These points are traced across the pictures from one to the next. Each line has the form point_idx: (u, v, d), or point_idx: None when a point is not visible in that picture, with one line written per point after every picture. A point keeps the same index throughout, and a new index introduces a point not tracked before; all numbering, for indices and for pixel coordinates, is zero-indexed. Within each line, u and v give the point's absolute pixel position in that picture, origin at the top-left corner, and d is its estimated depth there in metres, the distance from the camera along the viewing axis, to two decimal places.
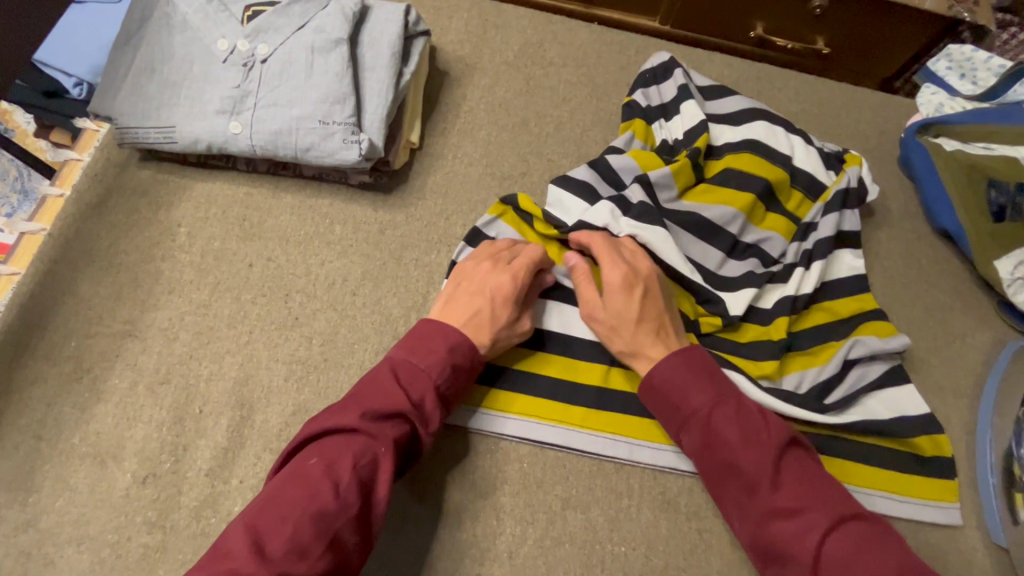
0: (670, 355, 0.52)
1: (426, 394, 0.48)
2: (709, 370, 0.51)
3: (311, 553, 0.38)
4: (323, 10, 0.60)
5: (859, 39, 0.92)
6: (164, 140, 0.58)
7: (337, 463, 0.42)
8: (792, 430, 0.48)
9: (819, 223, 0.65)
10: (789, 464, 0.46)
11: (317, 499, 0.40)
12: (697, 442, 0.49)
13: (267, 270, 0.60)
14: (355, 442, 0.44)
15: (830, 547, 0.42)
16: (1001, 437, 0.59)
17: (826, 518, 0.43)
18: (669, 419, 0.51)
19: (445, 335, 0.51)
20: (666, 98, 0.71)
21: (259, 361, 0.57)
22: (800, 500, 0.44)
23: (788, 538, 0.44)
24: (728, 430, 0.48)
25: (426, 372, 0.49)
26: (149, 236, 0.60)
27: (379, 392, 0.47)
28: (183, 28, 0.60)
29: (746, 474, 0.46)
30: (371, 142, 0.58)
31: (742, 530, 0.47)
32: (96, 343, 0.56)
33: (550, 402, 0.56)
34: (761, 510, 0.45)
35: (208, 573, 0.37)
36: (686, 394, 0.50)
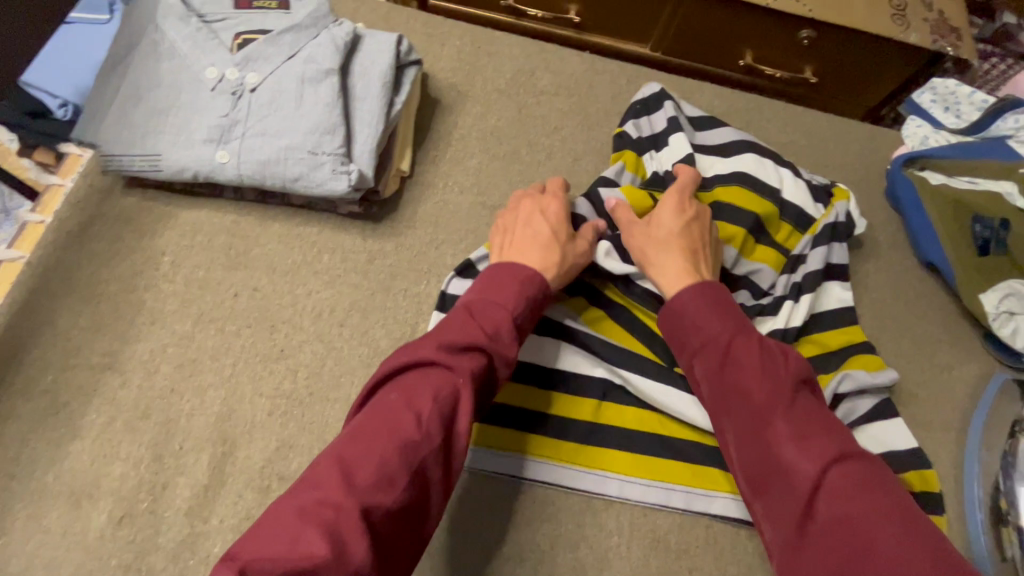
0: (697, 286, 0.53)
1: (500, 326, 0.48)
2: (732, 307, 0.51)
3: (397, 482, 0.38)
4: (314, 40, 0.59)
5: (845, 70, 0.93)
6: (149, 168, 0.57)
7: (417, 397, 0.42)
8: (810, 372, 0.48)
9: (808, 256, 0.66)
10: (802, 400, 0.45)
11: (399, 430, 0.40)
12: (712, 366, 0.49)
13: (252, 301, 0.59)
14: (435, 375, 0.44)
15: (830, 476, 0.41)
16: (988, 472, 0.59)
17: (831, 449, 0.42)
18: (684, 344, 0.51)
19: (516, 270, 0.52)
20: (657, 129, 0.71)
21: (243, 395, 0.55)
22: (810, 430, 0.43)
23: (788, 462, 0.42)
24: (745, 356, 0.47)
25: (503, 307, 0.50)
26: (132, 265, 0.59)
27: (458, 326, 0.47)
28: (171, 55, 0.59)
29: (756, 397, 0.45)
30: (361, 173, 0.57)
31: (741, 454, 0.45)
32: (74, 377, 0.54)
33: (538, 438, 0.56)
34: (766, 431, 0.44)
35: (303, 500, 0.36)
36: (708, 321, 0.50)
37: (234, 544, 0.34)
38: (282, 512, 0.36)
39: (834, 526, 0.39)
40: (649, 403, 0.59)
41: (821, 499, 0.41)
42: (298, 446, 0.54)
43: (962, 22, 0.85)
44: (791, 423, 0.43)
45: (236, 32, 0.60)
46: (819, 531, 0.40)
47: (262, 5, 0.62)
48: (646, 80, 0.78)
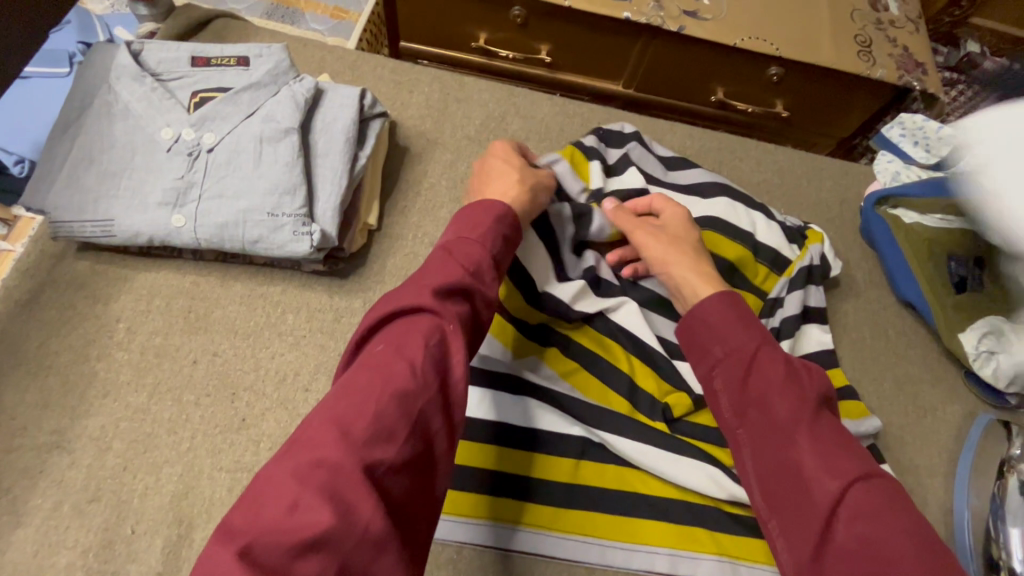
0: (723, 298, 0.51)
1: (480, 265, 0.47)
2: (754, 318, 0.50)
3: (398, 434, 0.34)
4: (274, 97, 0.58)
5: (816, 104, 0.94)
6: (102, 234, 0.55)
7: (407, 345, 0.38)
8: (831, 393, 0.47)
9: (785, 300, 0.65)
10: (823, 418, 0.44)
11: (392, 378, 0.36)
12: (738, 376, 0.46)
13: (212, 367, 0.57)
14: (425, 320, 0.40)
15: (852, 496, 0.39)
16: (979, 519, 0.58)
17: (852, 469, 0.40)
18: (705, 354, 0.50)
19: (488, 210, 0.52)
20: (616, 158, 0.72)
21: (200, 470, 0.52)
22: (836, 447, 0.42)
23: (810, 476, 0.41)
24: (771, 369, 0.46)
25: (478, 245, 0.48)
26: (85, 333, 0.56)
27: (439, 268, 0.45)
28: (125, 116, 0.57)
29: (777, 413, 0.44)
30: (323, 233, 0.55)
31: (757, 465, 0.44)
32: (19, 458, 0.51)
33: (515, 503, 0.53)
34: (789, 444, 0.42)
35: (298, 465, 0.32)
36: (737, 332, 0.48)
37: (222, 521, 0.30)
38: (274, 479, 0.31)
39: (852, 546, 0.38)
40: (629, 461, 0.57)
41: (840, 518, 0.39)
42: None
43: (926, 57, 0.86)
44: (816, 439, 0.42)
45: (194, 90, 0.59)
46: (834, 553, 0.39)
47: (220, 63, 0.61)
48: (617, 122, 0.78)
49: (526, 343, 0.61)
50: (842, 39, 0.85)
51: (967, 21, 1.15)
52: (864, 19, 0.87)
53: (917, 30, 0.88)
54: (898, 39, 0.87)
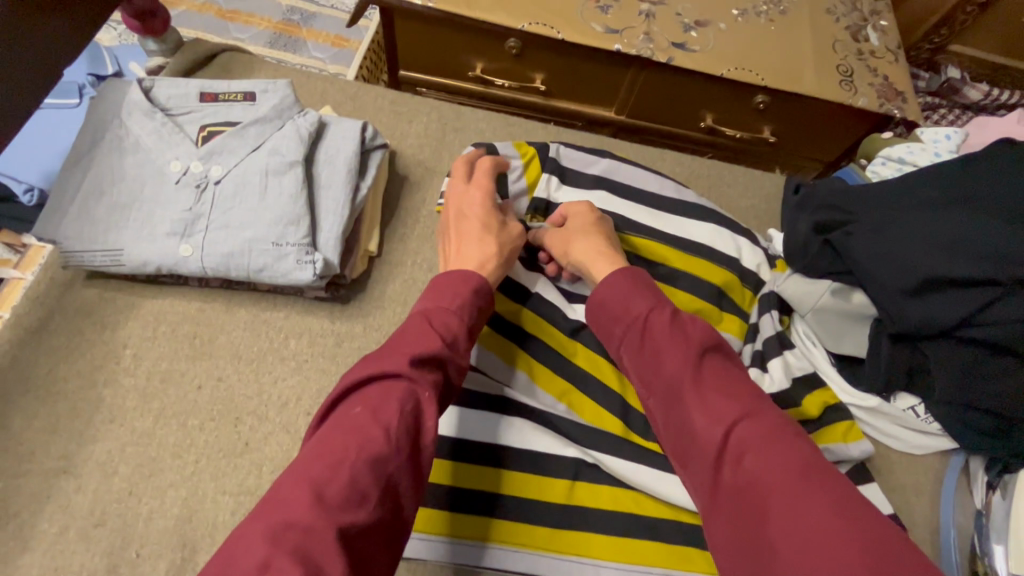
0: (617, 272, 0.55)
1: (456, 335, 0.49)
2: (649, 285, 0.54)
3: (369, 497, 0.37)
4: (279, 132, 0.61)
5: (801, 130, 0.98)
6: (111, 263, 0.57)
7: (382, 410, 0.41)
8: (721, 340, 0.49)
9: (764, 324, 0.68)
10: (710, 366, 0.46)
11: (366, 444, 0.39)
12: (635, 347, 0.50)
13: (217, 392, 0.58)
14: (399, 386, 0.43)
15: (735, 436, 0.42)
16: (964, 536, 0.60)
17: (736, 409, 0.43)
18: (610, 335, 0.54)
19: (466, 279, 0.54)
20: (597, 167, 0.75)
21: (205, 495, 0.54)
22: (719, 393, 0.44)
23: (698, 428, 0.43)
24: (659, 330, 0.49)
25: (452, 311, 0.50)
26: (92, 359, 0.58)
27: (416, 335, 0.47)
28: (136, 150, 0.60)
29: (668, 373, 0.47)
30: (326, 261, 0.57)
31: (665, 431, 0.47)
32: (27, 483, 0.52)
33: (513, 524, 0.54)
34: (680, 403, 0.45)
35: (271, 524, 0.34)
36: (628, 303, 0.52)
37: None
38: (249, 536, 0.34)
39: (741, 485, 0.40)
40: (624, 482, 0.58)
41: (728, 462, 0.42)
42: None
43: (906, 87, 0.90)
44: (700, 390, 0.45)
45: (202, 124, 0.62)
46: (727, 494, 0.41)
47: (228, 98, 0.63)
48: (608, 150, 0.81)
49: (528, 363, 0.62)
50: (825, 69, 0.89)
51: (947, 48, 1.20)
52: (845, 50, 0.91)
53: (896, 60, 0.92)
54: (879, 68, 0.90)
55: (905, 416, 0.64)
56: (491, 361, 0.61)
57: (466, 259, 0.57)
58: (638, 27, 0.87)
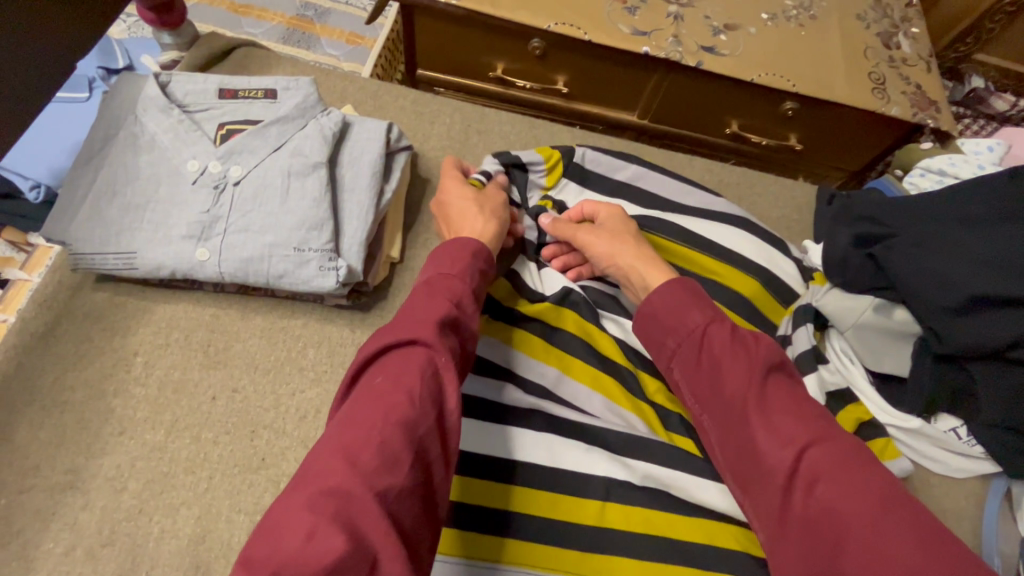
0: (667, 283, 0.51)
1: (465, 296, 0.46)
2: (703, 295, 0.50)
3: (403, 462, 0.34)
4: (301, 131, 0.58)
5: (829, 138, 0.95)
6: (124, 266, 0.54)
7: (405, 374, 0.38)
8: (782, 355, 0.46)
9: (794, 337, 0.65)
10: (773, 386, 0.44)
11: (393, 408, 0.36)
12: (690, 363, 0.47)
13: (232, 404, 0.55)
14: (418, 350, 0.40)
15: (808, 461, 0.40)
16: (1010, 565, 0.58)
17: (808, 432, 0.41)
18: (660, 348, 0.50)
19: (465, 247, 0.51)
20: (620, 174, 0.74)
21: (219, 513, 0.51)
22: (785, 415, 0.42)
23: (765, 451, 0.41)
24: (718, 346, 0.46)
25: (459, 277, 0.47)
26: (101, 367, 0.55)
27: (425, 304, 0.43)
28: (151, 148, 0.57)
29: (730, 391, 0.44)
30: (349, 268, 0.54)
31: (725, 451, 0.45)
32: (32, 498, 0.49)
33: (543, 547, 0.51)
34: (744, 424, 0.43)
35: (306, 499, 0.31)
36: (683, 316, 0.48)
37: (243, 555, 0.30)
38: (287, 512, 0.31)
39: (814, 514, 0.38)
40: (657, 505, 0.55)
41: (800, 488, 0.40)
42: None
43: (939, 96, 0.87)
44: (765, 411, 0.42)
45: (220, 122, 0.59)
46: (798, 521, 0.39)
47: (248, 95, 0.61)
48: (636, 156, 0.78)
49: (551, 354, 0.62)
50: (856, 76, 0.86)
51: (973, 57, 1.18)
52: (877, 57, 0.89)
53: (929, 69, 0.90)
54: (911, 77, 0.88)
55: (946, 438, 0.61)
56: (513, 357, 0.61)
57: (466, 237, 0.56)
58: (667, 29, 0.85)
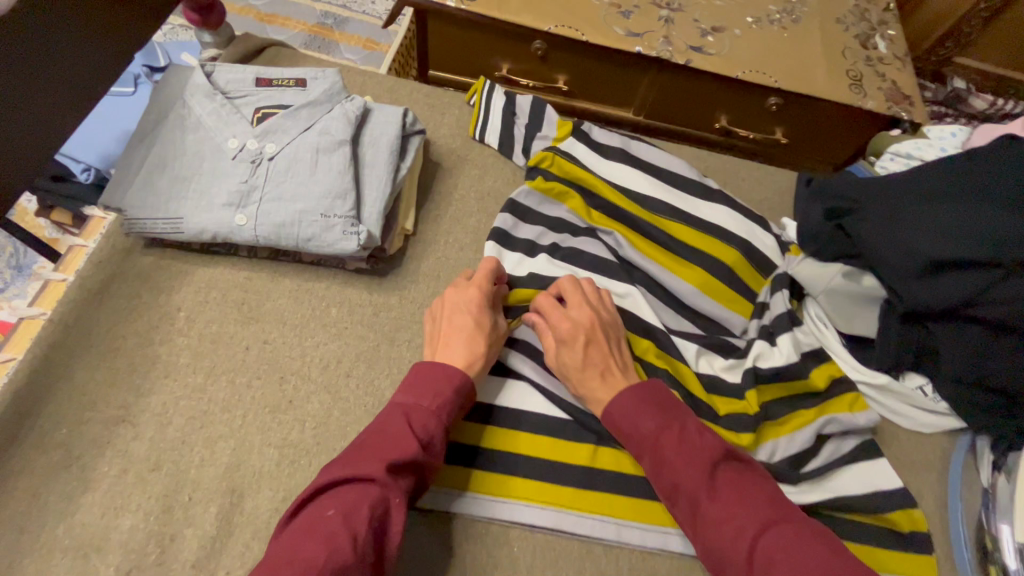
0: (621, 391, 0.56)
1: (435, 434, 0.51)
2: (656, 398, 0.55)
3: None
4: (328, 114, 0.66)
5: (812, 132, 1.02)
6: (171, 230, 0.61)
7: (356, 515, 0.44)
8: (731, 448, 0.52)
9: (771, 303, 0.71)
10: (725, 479, 0.50)
11: (336, 550, 0.41)
12: (649, 466, 0.53)
13: (263, 353, 0.62)
14: (374, 490, 0.46)
15: (760, 551, 0.45)
16: (972, 511, 0.63)
17: (758, 519, 0.47)
18: (626, 448, 0.55)
19: (451, 378, 0.55)
20: (616, 141, 0.80)
21: (252, 446, 0.57)
22: (735, 511, 0.48)
23: (726, 547, 0.47)
24: (671, 451, 0.51)
25: (433, 412, 0.53)
26: (149, 320, 0.62)
27: (393, 438, 0.49)
28: (197, 128, 0.65)
29: (688, 490, 0.50)
30: (369, 234, 0.62)
31: (696, 544, 0.50)
32: (88, 429, 0.56)
33: (540, 484, 0.59)
34: (705, 522, 0.49)
35: None
36: (636, 423, 0.54)
37: None
38: None
39: None
40: None
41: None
42: None
43: (914, 91, 0.94)
44: (719, 508, 0.48)
45: (257, 106, 0.66)
46: None
47: (281, 84, 0.69)
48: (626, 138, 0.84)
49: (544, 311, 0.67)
50: (835, 73, 0.93)
51: (953, 60, 1.24)
52: (855, 56, 0.96)
53: (904, 67, 0.96)
54: (887, 74, 0.95)
55: (914, 394, 0.67)
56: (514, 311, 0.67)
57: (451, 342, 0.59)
58: (658, 31, 0.92)
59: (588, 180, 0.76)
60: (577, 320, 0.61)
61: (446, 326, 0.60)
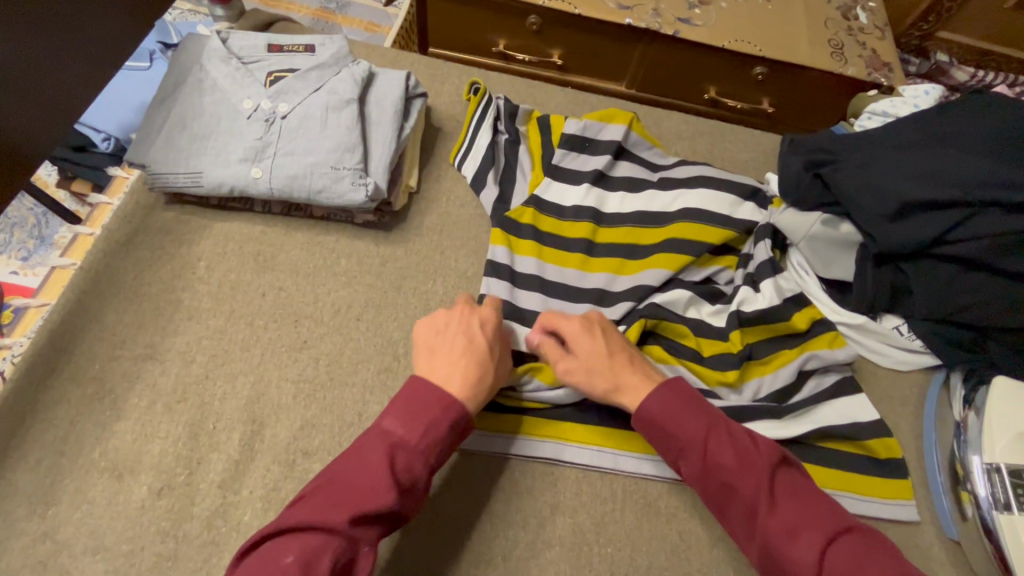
0: (658, 391, 0.56)
1: (416, 477, 0.49)
2: (697, 401, 0.56)
3: None
4: (337, 77, 0.70)
5: (797, 102, 1.06)
6: (191, 184, 0.65)
7: (315, 565, 0.42)
8: (779, 451, 0.53)
9: (755, 253, 0.75)
10: (778, 483, 0.51)
11: None
12: (698, 469, 0.53)
13: (279, 299, 0.66)
14: (340, 540, 0.44)
15: (827, 556, 0.46)
16: (944, 440, 0.67)
17: (821, 526, 0.48)
18: (669, 451, 0.55)
19: (446, 410, 0.52)
20: (592, 167, 0.78)
21: (270, 381, 0.61)
22: (795, 517, 0.48)
23: (790, 555, 0.47)
24: (723, 455, 0.52)
25: (420, 454, 0.50)
26: (171, 270, 0.66)
27: (374, 481, 0.47)
28: (213, 90, 0.69)
29: (743, 495, 0.50)
30: (376, 186, 0.66)
31: (751, 549, 0.50)
32: (118, 365, 0.60)
33: (539, 420, 0.63)
34: (764, 528, 0.49)
35: None
36: (681, 425, 0.54)
37: None
38: None
39: None
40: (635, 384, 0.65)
41: None
42: (321, 424, 0.60)
43: (893, 59, 0.98)
44: (777, 513, 0.49)
45: (269, 70, 0.71)
46: None
47: (291, 49, 0.73)
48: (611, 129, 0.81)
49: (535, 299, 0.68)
50: (816, 42, 0.97)
51: (935, 35, 1.28)
52: (836, 26, 1.00)
53: (884, 36, 1.01)
54: (867, 42, 0.99)
55: (892, 334, 0.71)
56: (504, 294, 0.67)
57: (456, 361, 0.55)
58: (647, 4, 0.97)
59: (558, 226, 0.74)
60: (587, 316, 0.63)
61: (449, 342, 0.57)
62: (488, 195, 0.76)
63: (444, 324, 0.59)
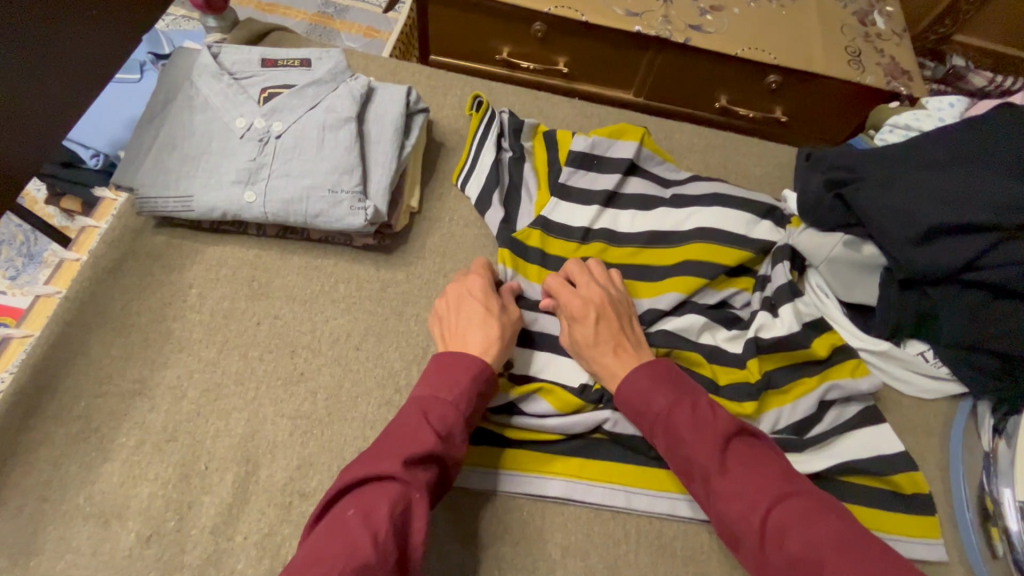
0: (635, 369, 0.56)
1: (452, 425, 0.50)
2: (665, 376, 0.55)
3: None
4: (334, 93, 0.67)
5: (812, 111, 1.03)
6: (181, 208, 0.62)
7: (373, 515, 0.42)
8: (742, 422, 0.51)
9: (772, 275, 0.72)
10: (736, 452, 0.49)
11: (355, 553, 0.39)
12: (662, 443, 0.53)
13: (274, 328, 0.63)
14: (393, 488, 0.44)
15: (771, 522, 0.45)
16: (972, 473, 0.64)
17: (771, 493, 0.46)
18: (641, 425, 0.55)
19: (469, 366, 0.53)
20: (602, 187, 0.74)
21: (265, 417, 0.58)
22: (746, 484, 0.47)
23: (737, 520, 0.47)
24: (682, 426, 0.51)
25: (451, 404, 0.51)
26: (161, 297, 0.63)
27: (413, 434, 0.47)
28: (204, 108, 0.66)
29: (699, 466, 0.49)
30: (376, 209, 0.62)
31: (711, 517, 0.50)
32: (106, 402, 0.57)
33: (547, 455, 0.60)
34: (717, 496, 0.48)
35: None
36: (647, 400, 0.54)
37: None
38: None
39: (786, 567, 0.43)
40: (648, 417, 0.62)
41: (771, 544, 0.45)
42: (319, 464, 0.56)
43: (912, 66, 0.95)
44: (728, 481, 0.48)
45: (263, 86, 0.67)
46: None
47: (286, 64, 0.70)
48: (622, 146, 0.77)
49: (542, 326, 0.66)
50: (832, 49, 0.94)
51: (952, 38, 1.25)
52: (853, 32, 0.96)
53: (902, 43, 0.97)
54: (885, 49, 0.95)
55: (916, 361, 0.68)
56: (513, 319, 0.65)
57: (466, 331, 0.57)
58: (657, 11, 0.93)
59: (566, 246, 0.70)
60: (588, 298, 0.62)
61: (463, 313, 0.59)
62: (494, 215, 0.72)
63: (453, 301, 0.61)
